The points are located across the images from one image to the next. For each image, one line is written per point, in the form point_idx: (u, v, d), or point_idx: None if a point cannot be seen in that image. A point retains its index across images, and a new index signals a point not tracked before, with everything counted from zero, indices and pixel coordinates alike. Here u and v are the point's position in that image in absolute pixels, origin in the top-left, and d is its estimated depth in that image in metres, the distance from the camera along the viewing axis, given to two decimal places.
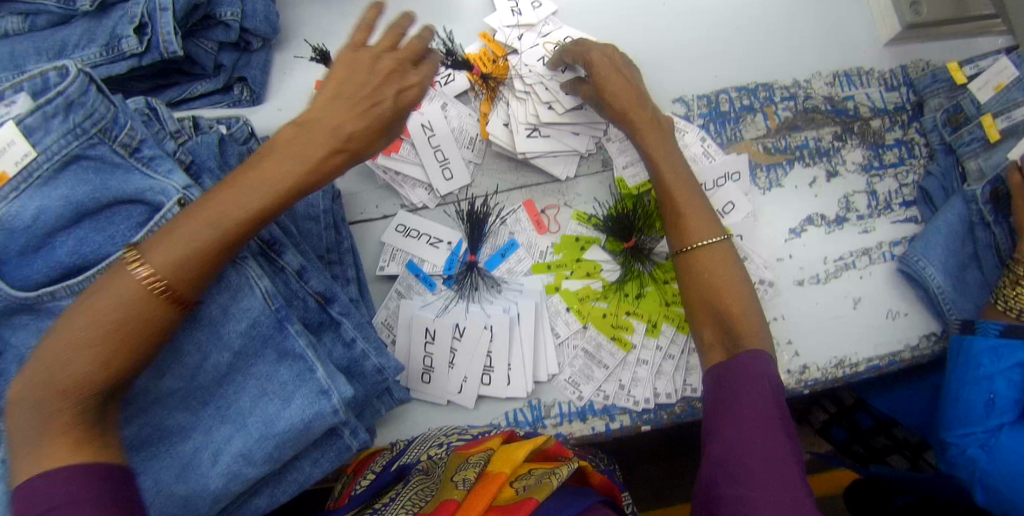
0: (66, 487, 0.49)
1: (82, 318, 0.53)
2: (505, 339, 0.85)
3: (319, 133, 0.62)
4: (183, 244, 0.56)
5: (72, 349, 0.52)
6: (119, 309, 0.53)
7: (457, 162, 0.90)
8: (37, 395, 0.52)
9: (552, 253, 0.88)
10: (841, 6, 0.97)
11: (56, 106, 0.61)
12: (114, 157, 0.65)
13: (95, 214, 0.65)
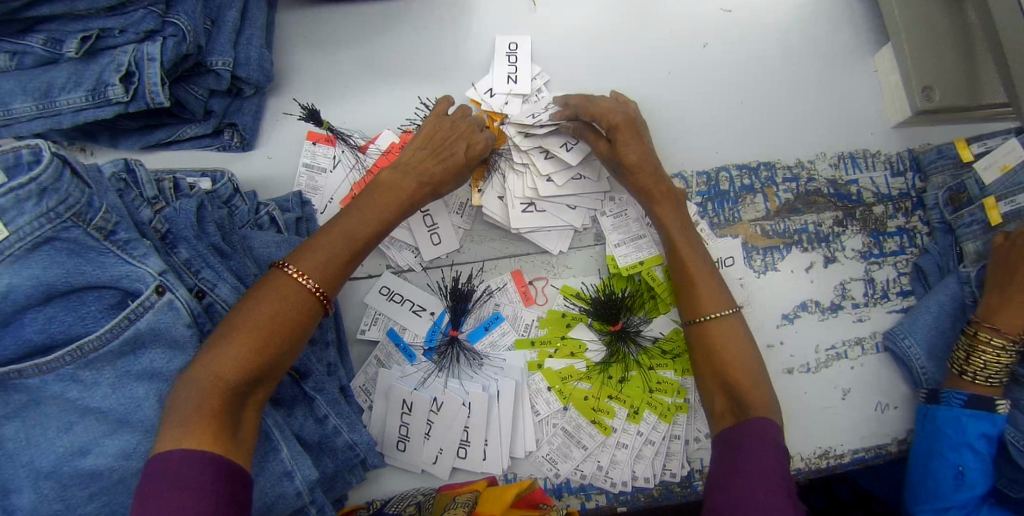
0: (179, 468, 0.56)
1: (239, 319, 0.65)
2: (483, 415, 0.84)
3: (415, 171, 0.78)
4: (321, 254, 0.71)
5: (227, 343, 0.63)
6: (275, 306, 0.66)
7: (446, 229, 0.88)
8: (194, 381, 0.62)
9: (537, 327, 0.87)
10: (851, 82, 0.93)
11: (32, 189, 0.59)
12: (89, 240, 0.63)
13: (66, 295, 0.64)
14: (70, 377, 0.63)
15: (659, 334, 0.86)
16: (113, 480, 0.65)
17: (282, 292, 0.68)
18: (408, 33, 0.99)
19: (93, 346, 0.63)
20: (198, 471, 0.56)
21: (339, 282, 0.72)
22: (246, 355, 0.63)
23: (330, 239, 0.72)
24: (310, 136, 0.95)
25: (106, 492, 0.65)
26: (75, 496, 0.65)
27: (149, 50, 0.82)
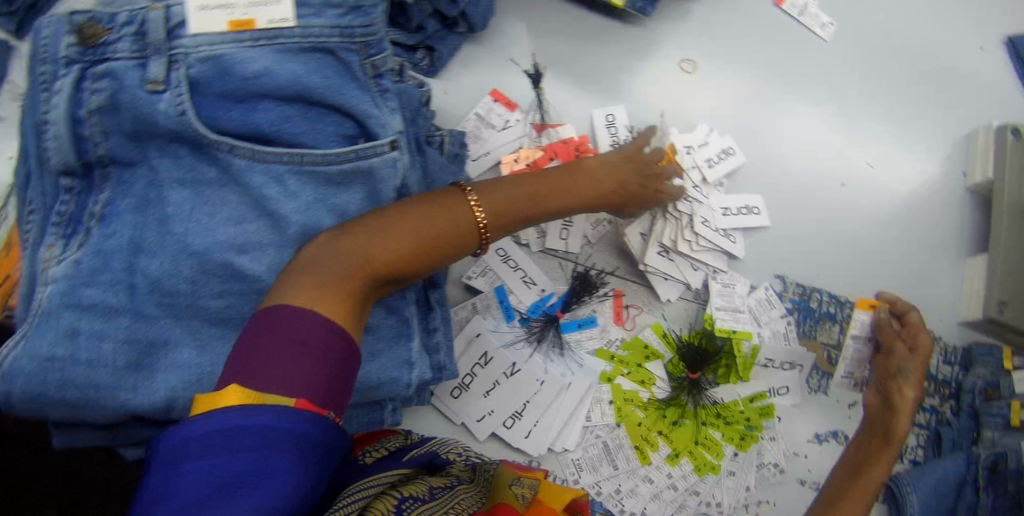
0: (300, 324, 0.53)
1: (406, 214, 0.65)
2: (547, 399, 0.88)
3: (604, 178, 0.80)
4: (503, 199, 0.72)
5: (388, 228, 0.63)
6: (444, 218, 0.66)
7: (577, 230, 0.92)
8: (344, 247, 0.61)
9: (619, 347, 0.92)
10: (942, 268, 1.02)
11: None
12: (358, 71, 0.65)
13: (311, 104, 0.64)
14: (277, 176, 0.63)
15: (720, 400, 0.92)
16: (255, 291, 0.65)
17: (454, 210, 0.68)
18: (607, 41, 1.01)
19: (312, 162, 0.63)
20: (310, 328, 0.54)
21: (497, 234, 0.72)
22: (403, 250, 0.63)
23: (514, 193, 0.73)
24: (493, 94, 0.98)
25: (243, 298, 0.66)
26: (210, 287, 0.64)
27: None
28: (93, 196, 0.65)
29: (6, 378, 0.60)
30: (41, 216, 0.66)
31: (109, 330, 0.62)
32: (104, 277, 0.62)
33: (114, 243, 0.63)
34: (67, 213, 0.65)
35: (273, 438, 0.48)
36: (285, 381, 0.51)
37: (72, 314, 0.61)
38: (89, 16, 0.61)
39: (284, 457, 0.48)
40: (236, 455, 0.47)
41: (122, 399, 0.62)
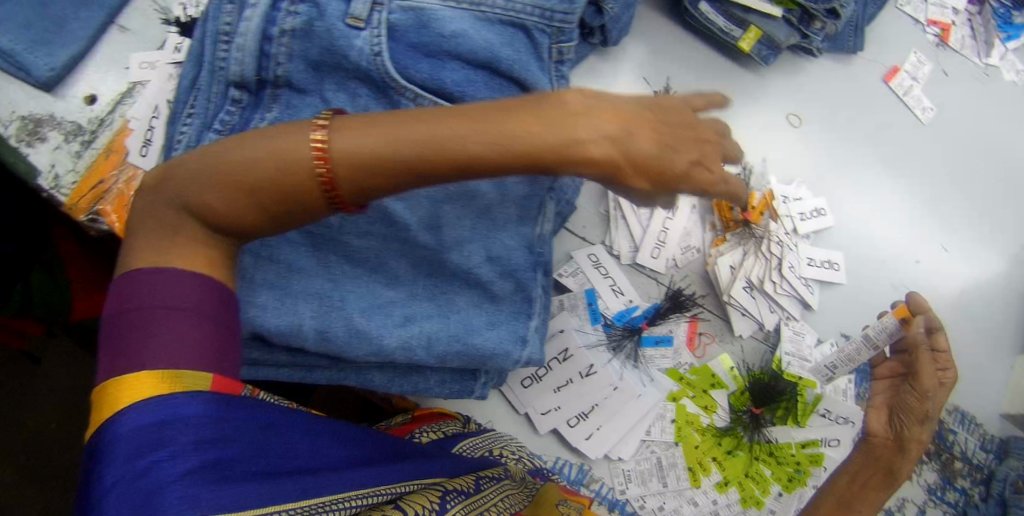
0: (151, 288, 0.51)
1: (235, 150, 0.53)
2: (615, 406, 0.89)
3: (608, 117, 0.55)
4: (372, 139, 0.51)
5: (211, 171, 0.53)
6: (274, 155, 0.51)
7: (669, 250, 0.94)
8: (174, 189, 0.54)
9: (689, 370, 0.93)
10: (990, 361, 1.06)
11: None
12: (544, 52, 0.68)
13: (496, 74, 0.66)
14: None
15: (774, 439, 0.93)
16: (399, 238, 0.65)
17: (288, 147, 0.52)
18: (721, 77, 1.03)
19: None
20: (179, 291, 0.51)
21: (354, 187, 0.52)
22: (223, 198, 0.52)
23: (403, 124, 0.52)
24: None
25: (386, 244, 0.65)
26: (357, 225, 0.64)
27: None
28: (260, 114, 0.65)
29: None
30: (202, 123, 0.67)
31: (252, 246, 0.62)
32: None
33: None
34: (229, 124, 0.65)
35: (188, 422, 0.48)
36: (169, 351, 0.49)
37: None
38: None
39: (208, 442, 0.48)
40: (152, 448, 0.46)
41: (250, 316, 0.61)
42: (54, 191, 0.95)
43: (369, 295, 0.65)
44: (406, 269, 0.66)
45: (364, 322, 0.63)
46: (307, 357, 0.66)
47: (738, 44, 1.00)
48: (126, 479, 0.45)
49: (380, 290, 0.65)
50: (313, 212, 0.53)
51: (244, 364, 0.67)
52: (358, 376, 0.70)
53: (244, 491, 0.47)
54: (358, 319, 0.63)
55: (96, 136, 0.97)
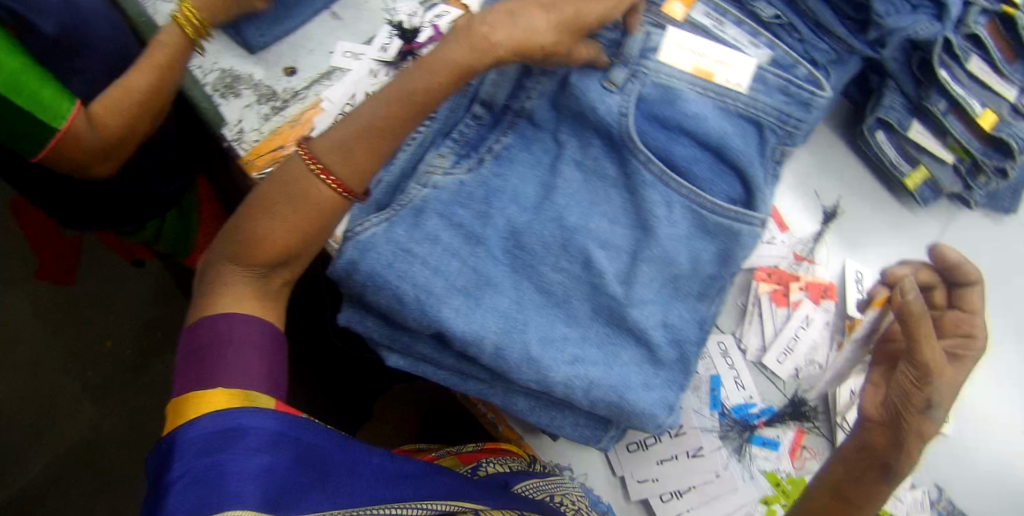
0: (223, 325, 0.68)
1: (265, 190, 0.68)
2: (711, 494, 0.89)
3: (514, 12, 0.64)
4: (347, 130, 0.66)
5: (250, 212, 0.68)
6: (289, 176, 0.67)
7: (797, 359, 0.95)
8: (229, 239, 0.71)
9: (788, 480, 0.90)
10: None
11: (785, 86, 0.66)
12: (767, 151, 0.68)
13: (719, 157, 0.68)
14: (670, 201, 0.67)
15: None
16: (589, 282, 0.67)
17: (291, 171, 0.67)
18: (875, 205, 1.07)
19: (701, 203, 0.66)
20: (248, 328, 0.69)
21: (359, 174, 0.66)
22: (261, 218, 0.66)
23: (369, 113, 0.65)
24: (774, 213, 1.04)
25: (576, 283, 0.67)
26: (557, 259, 0.67)
27: (817, 58, 0.89)
28: (496, 136, 0.70)
29: (365, 249, 0.62)
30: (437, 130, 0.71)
31: (462, 251, 0.65)
32: (479, 204, 0.66)
33: (498, 184, 0.68)
34: (465, 137, 0.69)
35: (252, 434, 0.60)
36: (238, 374, 0.65)
37: (440, 223, 0.64)
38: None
39: (265, 451, 0.59)
40: (223, 450, 0.58)
41: (443, 315, 0.62)
42: (239, 143, 1.02)
43: (547, 327, 0.66)
44: (585, 313, 0.68)
45: (539, 352, 0.65)
46: (472, 367, 0.69)
47: (903, 180, 1.04)
48: (190, 476, 0.56)
49: (558, 325, 0.67)
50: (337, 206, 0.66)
51: (409, 357, 0.70)
52: (505, 396, 0.72)
53: (296, 484, 0.59)
54: (534, 347, 0.65)
55: (288, 105, 1.03)
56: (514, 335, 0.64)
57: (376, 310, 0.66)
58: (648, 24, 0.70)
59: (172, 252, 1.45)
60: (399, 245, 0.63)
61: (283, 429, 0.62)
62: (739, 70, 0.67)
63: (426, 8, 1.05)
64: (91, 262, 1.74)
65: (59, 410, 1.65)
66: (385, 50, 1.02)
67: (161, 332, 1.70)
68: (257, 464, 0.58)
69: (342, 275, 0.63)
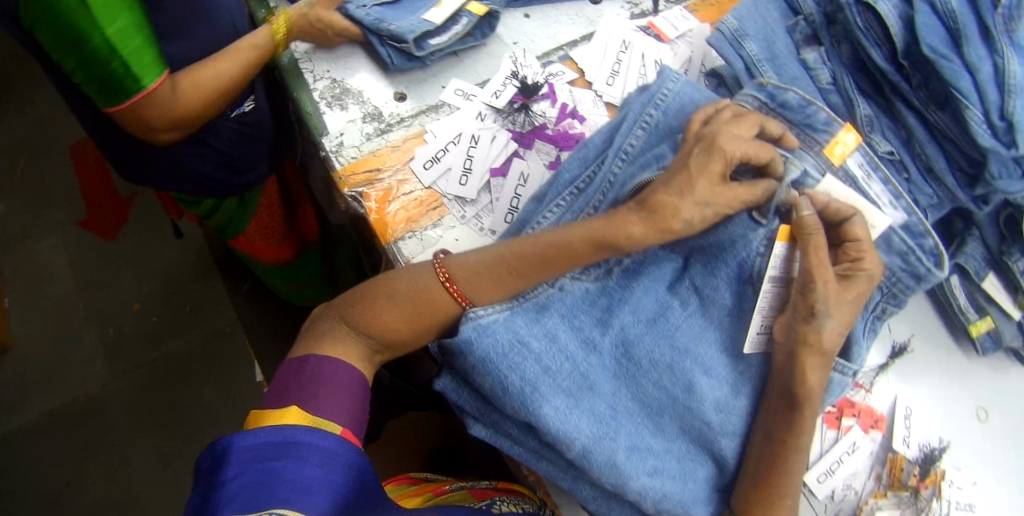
0: (316, 365, 0.71)
1: (394, 281, 0.75)
2: None
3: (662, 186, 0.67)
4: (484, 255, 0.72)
5: (375, 296, 0.74)
6: (420, 277, 0.73)
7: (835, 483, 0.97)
8: (345, 309, 0.76)
9: None
10: None
11: (908, 254, 0.71)
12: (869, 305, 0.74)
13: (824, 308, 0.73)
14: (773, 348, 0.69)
15: None
16: (684, 406, 0.70)
17: (422, 274, 0.73)
18: (932, 343, 1.08)
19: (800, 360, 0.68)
20: (336, 368, 0.72)
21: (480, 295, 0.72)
22: (384, 305, 0.73)
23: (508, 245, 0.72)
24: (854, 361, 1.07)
25: (669, 403, 0.70)
26: (660, 376, 0.70)
27: (921, 201, 0.91)
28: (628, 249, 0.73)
29: (485, 334, 0.66)
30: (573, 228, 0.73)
31: (575, 355, 0.69)
32: (598, 311, 0.71)
33: (622, 295, 0.71)
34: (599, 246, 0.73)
35: (309, 449, 0.62)
36: (316, 404, 0.68)
37: (560, 323, 0.69)
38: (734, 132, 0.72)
39: (315, 465, 0.62)
40: (278, 458, 0.60)
41: (543, 411, 0.65)
42: (337, 156, 1.02)
43: (635, 436, 0.69)
44: (670, 429, 0.71)
45: (624, 460, 0.67)
46: (552, 453, 0.73)
47: (967, 326, 1.06)
48: (245, 477, 0.58)
49: (642, 434, 0.70)
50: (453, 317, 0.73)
51: (494, 431, 0.74)
52: (568, 481, 0.73)
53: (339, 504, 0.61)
54: (621, 457, 0.67)
55: (391, 130, 1.04)
56: (603, 441, 0.67)
57: (475, 389, 0.72)
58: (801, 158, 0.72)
59: (220, 228, 1.38)
60: (517, 336, 0.67)
61: (333, 448, 0.64)
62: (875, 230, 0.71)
63: (543, 64, 1.09)
64: (139, 221, 1.76)
65: (72, 362, 1.64)
66: (497, 96, 1.03)
67: (189, 306, 1.69)
68: (306, 478, 0.60)
69: (456, 350, 0.68)
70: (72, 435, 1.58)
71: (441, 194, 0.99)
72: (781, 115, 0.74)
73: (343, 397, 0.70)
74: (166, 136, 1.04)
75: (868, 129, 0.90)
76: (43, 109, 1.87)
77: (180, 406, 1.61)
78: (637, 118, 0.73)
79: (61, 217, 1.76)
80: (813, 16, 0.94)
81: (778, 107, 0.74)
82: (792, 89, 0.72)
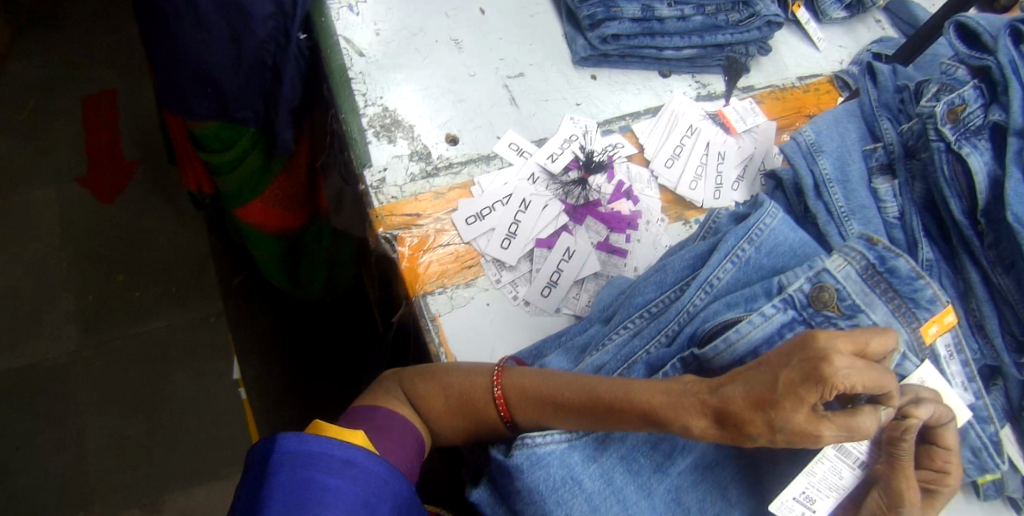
0: (376, 414, 0.72)
1: (452, 373, 0.76)
2: None
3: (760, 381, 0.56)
4: (540, 377, 0.70)
5: (432, 377, 0.76)
6: (476, 378, 0.74)
7: None
8: (404, 376, 0.78)
9: None
10: None
11: (979, 448, 0.73)
12: None
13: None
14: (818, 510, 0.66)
15: None
16: None
17: (480, 375, 0.74)
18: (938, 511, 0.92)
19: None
20: (396, 419, 0.72)
21: (518, 416, 0.71)
22: (437, 391, 0.75)
23: (567, 377, 0.68)
24: None
25: None
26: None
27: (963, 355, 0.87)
28: None
29: (537, 465, 0.66)
30: (641, 357, 0.68)
31: (627, 497, 0.67)
32: (661, 454, 0.68)
33: (686, 443, 0.67)
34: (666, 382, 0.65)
35: (353, 462, 0.61)
36: (383, 439, 0.70)
37: (618, 464, 0.68)
38: (837, 288, 0.64)
39: (364, 488, 0.61)
40: (328, 471, 0.60)
41: None
42: (376, 193, 0.96)
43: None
44: None
45: None
46: None
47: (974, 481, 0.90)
48: (294, 483, 0.58)
49: None
50: (495, 422, 0.73)
51: None
52: None
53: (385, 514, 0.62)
54: None
55: (437, 174, 0.99)
56: None
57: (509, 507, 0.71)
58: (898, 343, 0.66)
59: (240, 188, 1.26)
60: (570, 473, 0.67)
61: (384, 477, 0.63)
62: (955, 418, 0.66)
63: (603, 133, 1.05)
64: (139, 191, 1.67)
65: (43, 323, 1.55)
66: (553, 160, 1.00)
67: (176, 288, 1.61)
68: (354, 502, 0.60)
69: (507, 473, 0.68)
70: (29, 400, 1.49)
71: (479, 253, 0.95)
72: (887, 282, 0.66)
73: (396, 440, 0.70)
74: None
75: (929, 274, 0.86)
76: (59, 55, 1.77)
77: (149, 392, 1.52)
78: (728, 250, 0.70)
79: (59, 172, 1.67)
80: (894, 146, 0.93)
81: (886, 273, 0.66)
82: (904, 256, 0.66)
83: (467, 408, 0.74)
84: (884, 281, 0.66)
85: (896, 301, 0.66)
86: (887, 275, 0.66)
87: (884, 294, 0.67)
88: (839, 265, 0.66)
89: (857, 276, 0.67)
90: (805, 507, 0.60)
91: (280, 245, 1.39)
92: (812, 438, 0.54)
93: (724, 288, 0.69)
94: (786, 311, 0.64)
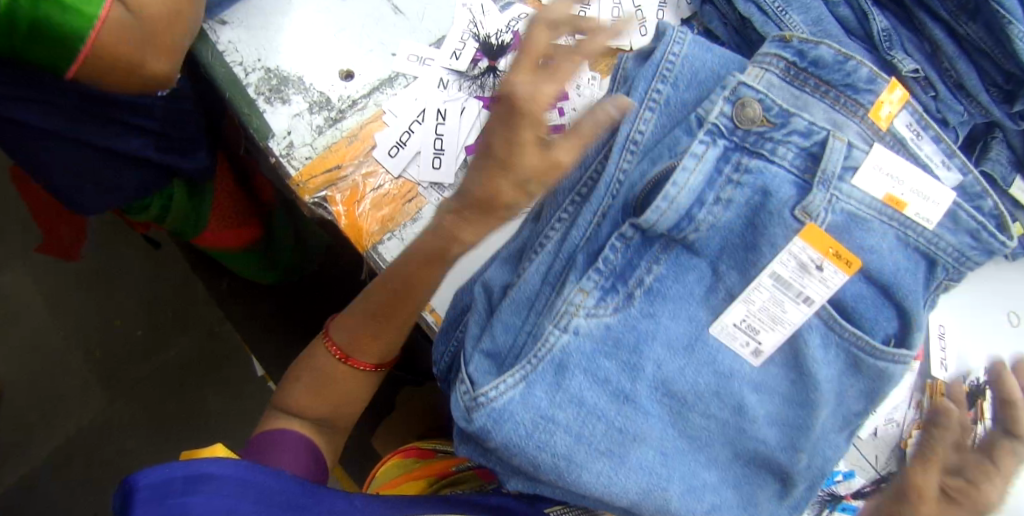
0: (260, 442, 0.80)
1: (303, 367, 0.84)
2: None
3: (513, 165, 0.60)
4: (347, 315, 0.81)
5: (293, 380, 0.84)
6: (316, 354, 0.84)
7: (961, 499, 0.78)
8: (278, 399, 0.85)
9: None
10: None
11: (978, 229, 0.56)
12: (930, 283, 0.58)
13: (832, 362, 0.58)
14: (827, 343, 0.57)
15: None
16: (736, 429, 0.59)
17: (318, 352, 0.84)
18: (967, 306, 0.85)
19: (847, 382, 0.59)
20: (281, 435, 0.80)
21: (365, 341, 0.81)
22: (302, 384, 0.83)
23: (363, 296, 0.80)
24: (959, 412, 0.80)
25: (721, 429, 0.59)
26: (707, 405, 0.58)
27: (949, 119, 0.76)
28: (645, 264, 0.57)
29: (502, 421, 0.55)
30: (582, 247, 0.59)
31: (608, 411, 0.57)
32: (625, 353, 0.57)
33: (649, 327, 0.57)
34: (610, 268, 0.56)
35: (215, 479, 0.59)
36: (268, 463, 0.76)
37: (584, 381, 0.57)
38: (760, 98, 0.54)
39: (232, 494, 0.60)
40: (186, 495, 0.57)
41: (584, 480, 0.56)
42: (289, 160, 0.90)
43: (689, 475, 0.59)
44: (703, 457, 0.60)
45: (669, 494, 0.58)
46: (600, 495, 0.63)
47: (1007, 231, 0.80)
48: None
49: (682, 463, 0.59)
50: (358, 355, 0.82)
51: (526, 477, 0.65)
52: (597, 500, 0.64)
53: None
54: (661, 495, 0.58)
55: (344, 117, 0.91)
56: (627, 483, 0.57)
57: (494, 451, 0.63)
58: (841, 126, 0.55)
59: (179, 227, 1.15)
60: (540, 412, 0.56)
61: (248, 474, 0.62)
62: (935, 203, 0.55)
63: (503, 9, 0.94)
64: (97, 238, 1.61)
65: (64, 396, 1.55)
66: (457, 57, 0.91)
67: (171, 313, 1.60)
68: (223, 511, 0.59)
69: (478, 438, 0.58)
70: (82, 472, 1.52)
71: (415, 183, 0.89)
72: (813, 76, 0.56)
73: (288, 453, 0.79)
74: (160, 63, 0.80)
75: (888, 43, 0.76)
76: None
77: (191, 417, 1.56)
78: (641, 97, 0.60)
79: (14, 250, 1.61)
80: None
81: (808, 67, 0.56)
82: (824, 43, 0.55)
83: (329, 372, 0.83)
84: (811, 77, 0.56)
85: (826, 93, 0.56)
86: (813, 70, 0.56)
87: (816, 92, 0.56)
88: (756, 78, 0.56)
89: (781, 82, 0.57)
90: (749, 336, 0.57)
91: (252, 251, 1.24)
92: (553, 166, 0.58)
93: (652, 141, 0.60)
94: (716, 143, 0.54)
